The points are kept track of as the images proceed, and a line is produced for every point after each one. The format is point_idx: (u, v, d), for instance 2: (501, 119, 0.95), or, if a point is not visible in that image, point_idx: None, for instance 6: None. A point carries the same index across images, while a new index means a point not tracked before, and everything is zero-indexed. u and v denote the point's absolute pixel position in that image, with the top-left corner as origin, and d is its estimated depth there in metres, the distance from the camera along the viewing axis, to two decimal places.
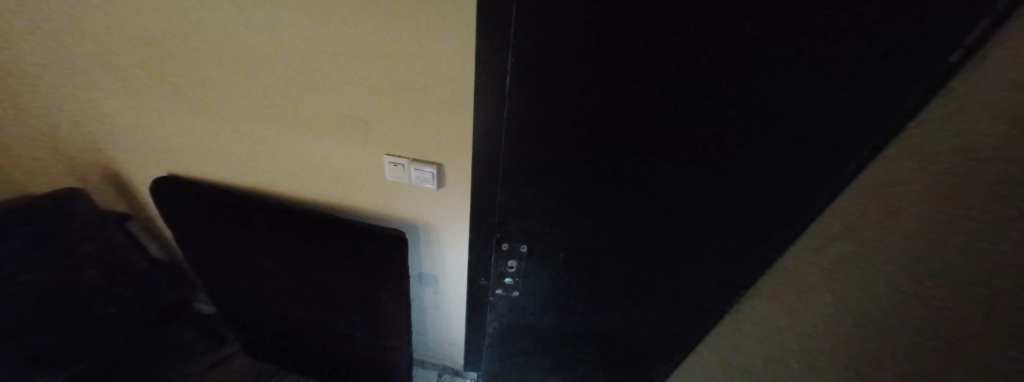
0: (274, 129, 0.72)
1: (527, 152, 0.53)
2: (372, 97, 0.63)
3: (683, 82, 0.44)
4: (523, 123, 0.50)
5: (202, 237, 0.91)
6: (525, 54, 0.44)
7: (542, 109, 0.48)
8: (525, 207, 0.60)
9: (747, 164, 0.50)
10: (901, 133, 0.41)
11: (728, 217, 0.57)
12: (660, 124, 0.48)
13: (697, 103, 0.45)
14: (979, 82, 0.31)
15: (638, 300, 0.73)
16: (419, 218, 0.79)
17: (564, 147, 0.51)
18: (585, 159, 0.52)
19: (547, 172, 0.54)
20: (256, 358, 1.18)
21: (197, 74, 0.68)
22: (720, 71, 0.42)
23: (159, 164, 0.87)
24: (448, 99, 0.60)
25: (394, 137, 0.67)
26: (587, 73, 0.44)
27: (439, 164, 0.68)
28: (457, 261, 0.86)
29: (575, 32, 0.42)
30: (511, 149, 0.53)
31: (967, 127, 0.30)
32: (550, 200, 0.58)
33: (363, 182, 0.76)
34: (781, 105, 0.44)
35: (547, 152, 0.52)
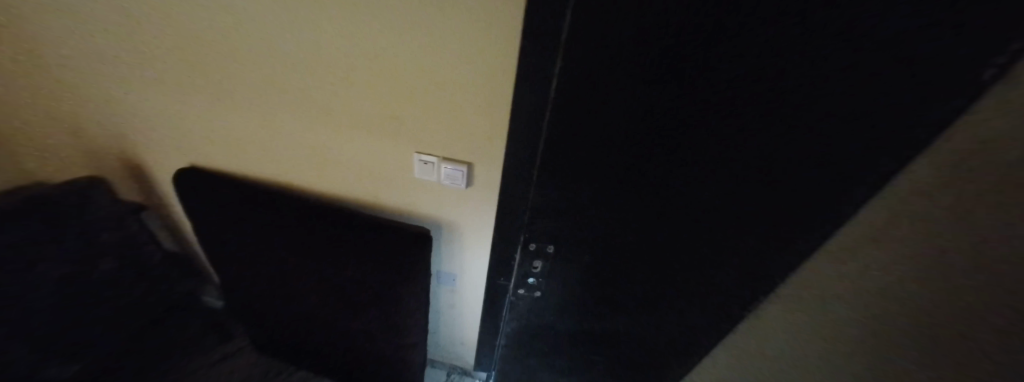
0: (303, 124, 0.73)
1: (558, 154, 0.54)
2: (405, 95, 0.64)
3: (715, 106, 0.45)
4: (557, 124, 0.51)
5: (222, 229, 0.91)
6: (569, 58, 0.45)
7: (575, 112, 0.49)
8: (555, 209, 0.60)
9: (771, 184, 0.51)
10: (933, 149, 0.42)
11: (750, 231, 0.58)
12: (690, 132, 0.48)
13: (727, 125, 0.46)
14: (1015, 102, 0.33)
15: (659, 305, 0.74)
16: (443, 217, 0.80)
17: (594, 150, 0.52)
18: (612, 162, 0.53)
19: (575, 174, 0.55)
20: (265, 353, 1.18)
21: (232, 69, 0.69)
22: (752, 98, 0.43)
23: (183, 155, 0.87)
24: (484, 100, 0.61)
25: (426, 136, 0.68)
26: (621, 77, 0.45)
27: (469, 164, 0.69)
28: (477, 261, 0.86)
29: (615, 53, 0.43)
30: (545, 150, 0.54)
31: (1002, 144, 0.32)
32: (577, 202, 0.59)
33: (388, 179, 0.77)
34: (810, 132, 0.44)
35: (576, 154, 0.53)
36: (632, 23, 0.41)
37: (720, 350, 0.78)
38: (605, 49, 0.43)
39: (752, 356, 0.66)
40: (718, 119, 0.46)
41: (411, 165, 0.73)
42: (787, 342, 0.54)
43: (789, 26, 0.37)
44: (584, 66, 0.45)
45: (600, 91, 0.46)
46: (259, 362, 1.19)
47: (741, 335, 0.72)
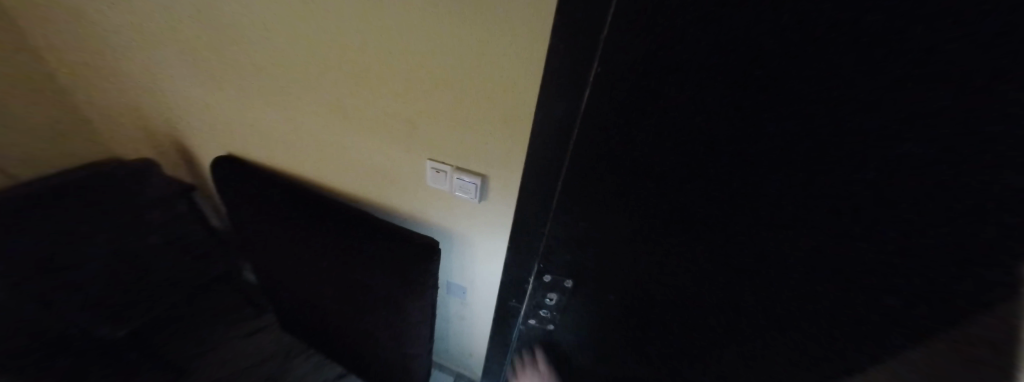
0: (322, 120, 0.71)
1: (585, 179, 0.45)
2: (421, 96, 0.58)
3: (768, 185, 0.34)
4: (588, 144, 0.42)
5: (251, 216, 0.94)
6: (610, 61, 0.36)
7: (608, 133, 0.39)
8: (575, 239, 0.52)
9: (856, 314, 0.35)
10: None
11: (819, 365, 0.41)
12: (771, 182, 0.34)
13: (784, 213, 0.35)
14: None
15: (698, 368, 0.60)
16: (455, 228, 0.74)
17: (628, 182, 0.41)
18: (652, 201, 0.41)
19: (603, 205, 0.45)
20: (288, 333, 1.24)
21: (257, 62, 0.68)
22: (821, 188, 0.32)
23: (221, 143, 0.91)
24: (504, 106, 0.53)
25: (441, 143, 0.62)
26: (674, 95, 0.34)
27: (483, 176, 0.62)
28: (489, 276, 0.80)
29: (667, 61, 0.33)
30: (572, 170, 0.45)
31: None
32: (604, 238, 0.49)
33: (402, 183, 0.73)
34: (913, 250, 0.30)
35: (605, 183, 0.43)
36: (693, 36, 0.31)
37: None
38: (655, 55, 0.33)
39: None
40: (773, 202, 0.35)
41: (424, 171, 0.68)
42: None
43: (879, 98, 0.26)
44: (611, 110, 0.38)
45: (642, 109, 0.36)
46: (284, 341, 1.26)
47: None
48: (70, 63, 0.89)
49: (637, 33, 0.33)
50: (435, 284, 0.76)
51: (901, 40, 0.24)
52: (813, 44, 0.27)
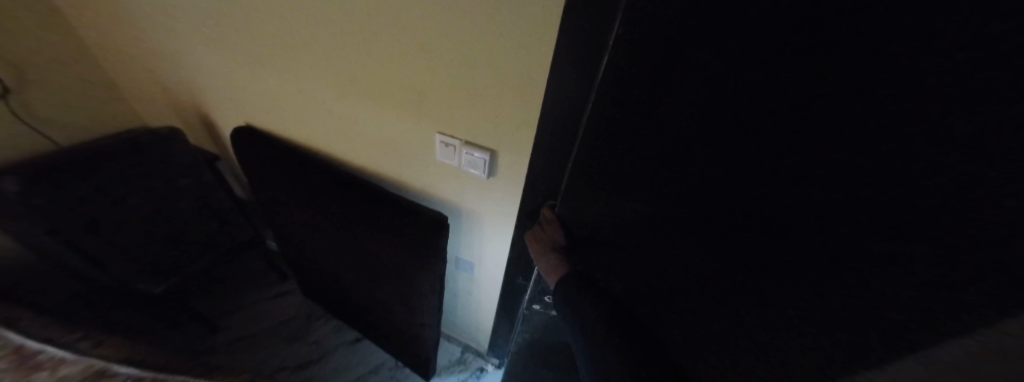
0: (336, 91, 0.70)
1: (600, 154, 0.49)
2: (433, 66, 0.55)
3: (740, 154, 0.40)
4: (604, 121, 0.46)
5: (270, 186, 0.97)
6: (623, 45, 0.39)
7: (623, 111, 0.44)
8: (585, 210, 0.57)
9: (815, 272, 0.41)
10: None
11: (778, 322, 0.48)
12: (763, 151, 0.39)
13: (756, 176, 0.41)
14: None
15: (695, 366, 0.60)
16: (464, 204, 0.74)
17: (636, 154, 0.47)
18: (658, 170, 0.47)
19: (614, 177, 0.50)
20: (308, 298, 1.32)
21: (268, 29, 0.67)
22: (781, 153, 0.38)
23: (240, 113, 0.93)
24: (517, 77, 0.50)
25: (450, 116, 0.60)
26: (675, 81, 0.39)
27: (492, 152, 0.60)
28: (497, 253, 0.80)
29: (671, 48, 0.37)
30: (587, 147, 0.49)
31: None
32: (613, 207, 0.54)
33: (414, 158, 0.73)
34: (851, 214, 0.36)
35: (619, 157, 0.48)
36: (693, 30, 0.35)
37: None
38: (664, 42, 0.37)
39: None
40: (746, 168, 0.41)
41: (435, 146, 0.66)
42: None
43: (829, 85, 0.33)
44: (625, 82, 0.41)
45: (650, 91, 0.41)
46: (304, 304, 1.34)
47: None
48: (92, 27, 0.89)
49: (647, 24, 0.36)
50: (444, 258, 0.77)
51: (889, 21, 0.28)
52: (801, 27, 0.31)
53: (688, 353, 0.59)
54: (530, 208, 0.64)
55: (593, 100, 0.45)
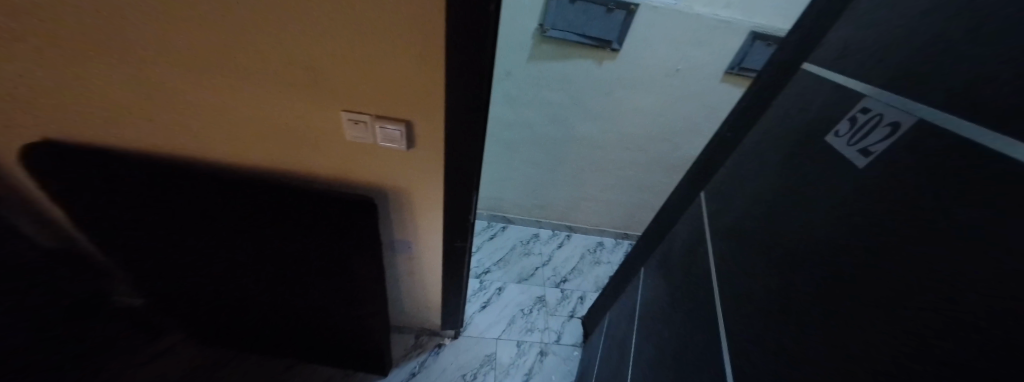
0: (191, 78, 0.56)
1: (840, 189, 0.41)
2: (320, 36, 0.50)
3: (842, 122, 0.44)
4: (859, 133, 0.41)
5: (119, 214, 0.76)
6: (907, 44, 0.38)
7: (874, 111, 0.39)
8: (777, 239, 0.50)
9: (813, 246, 0.42)
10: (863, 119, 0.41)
11: (746, 282, 0.56)
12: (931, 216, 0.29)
13: (861, 162, 0.39)
14: (866, 60, 0.44)
15: (672, 329, 0.76)
16: (388, 182, 0.73)
17: (851, 171, 0.40)
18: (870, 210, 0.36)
19: (829, 211, 0.41)
20: (208, 345, 1.13)
21: (42, 6, 0.47)
22: (880, 126, 0.38)
23: (22, 130, 0.65)
24: (418, 43, 0.50)
25: (352, 91, 0.57)
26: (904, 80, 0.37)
27: (407, 122, 0.61)
28: (430, 225, 0.83)
29: (924, 47, 0.35)
30: (842, 193, 0.40)
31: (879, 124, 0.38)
32: (808, 245, 0.43)
33: (318, 145, 0.66)
34: (854, 198, 0.38)
35: (841, 189, 0.41)
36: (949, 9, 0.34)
37: (665, 279, 0.89)
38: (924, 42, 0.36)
39: (688, 283, 0.77)
40: (846, 141, 0.43)
41: (342, 125, 0.62)
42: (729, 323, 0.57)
43: (879, 73, 0.41)
44: (897, 72, 0.38)
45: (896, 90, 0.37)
46: (204, 354, 1.14)
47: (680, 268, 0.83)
48: None
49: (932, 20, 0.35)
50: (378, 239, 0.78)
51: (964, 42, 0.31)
52: (957, 36, 0.32)
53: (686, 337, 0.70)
54: (456, 173, 0.69)
55: (847, 119, 0.43)
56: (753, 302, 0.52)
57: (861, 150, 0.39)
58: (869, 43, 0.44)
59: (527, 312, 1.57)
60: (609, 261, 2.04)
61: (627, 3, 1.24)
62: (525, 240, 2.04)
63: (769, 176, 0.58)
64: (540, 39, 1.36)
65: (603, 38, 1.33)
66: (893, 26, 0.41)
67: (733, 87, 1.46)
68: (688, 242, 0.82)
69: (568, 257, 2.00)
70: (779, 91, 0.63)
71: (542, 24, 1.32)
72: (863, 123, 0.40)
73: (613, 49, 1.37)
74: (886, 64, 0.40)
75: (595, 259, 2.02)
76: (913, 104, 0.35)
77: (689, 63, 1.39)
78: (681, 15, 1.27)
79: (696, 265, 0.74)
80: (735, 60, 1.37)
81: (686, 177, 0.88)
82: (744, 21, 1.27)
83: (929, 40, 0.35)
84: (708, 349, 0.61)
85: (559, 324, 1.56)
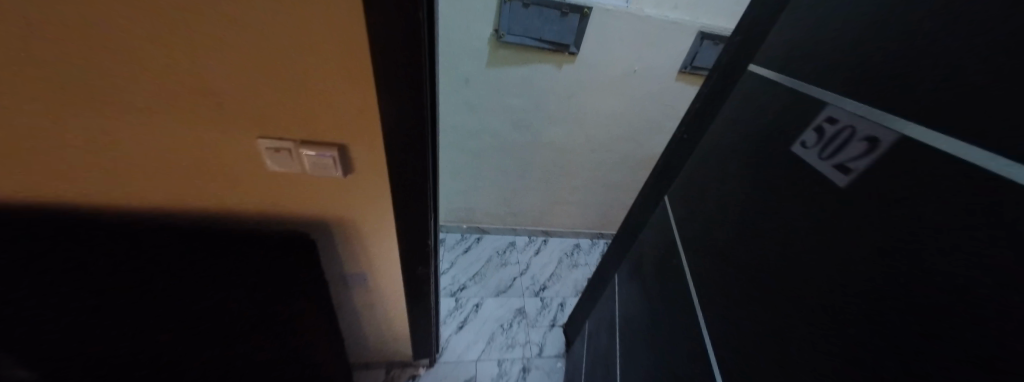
0: (49, 112, 0.44)
1: (813, 198, 0.39)
2: (211, 54, 0.42)
3: (807, 133, 0.42)
4: (832, 143, 0.38)
5: None
6: (855, 46, 0.37)
7: (843, 121, 0.37)
8: (748, 249, 0.49)
9: (793, 259, 0.40)
10: (829, 128, 0.38)
11: (720, 292, 0.54)
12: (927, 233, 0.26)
13: (841, 180, 0.36)
14: (813, 63, 0.43)
15: (654, 341, 0.73)
16: (327, 214, 0.64)
17: (821, 179, 0.38)
18: (852, 220, 0.34)
19: (804, 220, 0.40)
20: None
21: None
22: (854, 141, 0.35)
23: None
24: (341, 61, 0.44)
25: (266, 115, 0.49)
26: (860, 83, 0.35)
27: (340, 147, 0.53)
28: (385, 256, 0.75)
29: (876, 50, 0.34)
30: (814, 202, 0.39)
31: (847, 134, 0.36)
32: (787, 255, 0.41)
33: (233, 179, 0.57)
34: (834, 211, 0.36)
35: (812, 198, 0.39)
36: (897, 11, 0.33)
37: (639, 285, 0.87)
38: (876, 44, 0.35)
39: (663, 293, 0.74)
40: (818, 153, 0.40)
41: (260, 154, 0.53)
42: (710, 337, 0.54)
43: (827, 76, 0.40)
44: (850, 75, 0.37)
45: (852, 94, 0.36)
46: None
47: (652, 273, 0.81)
48: None
49: (881, 24, 0.35)
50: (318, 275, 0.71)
51: (921, 46, 0.30)
52: (913, 39, 0.31)
53: (667, 353, 0.66)
54: (406, 197, 0.63)
55: (812, 128, 0.41)
56: (730, 316, 0.50)
57: (838, 166, 0.36)
58: (813, 46, 0.44)
59: (507, 326, 1.52)
60: (586, 262, 2.03)
61: (581, 7, 1.23)
62: (500, 250, 1.98)
63: (729, 177, 0.57)
64: (496, 45, 1.32)
65: (560, 42, 1.32)
66: (834, 25, 0.41)
67: (687, 86, 1.51)
68: (659, 245, 0.80)
69: (546, 263, 1.96)
70: (730, 91, 0.63)
71: (497, 30, 1.28)
72: (833, 135, 0.38)
73: (571, 52, 1.36)
74: (836, 67, 0.39)
75: (572, 263, 2.01)
76: (887, 117, 0.32)
77: (645, 64, 1.41)
78: (633, 17, 1.28)
79: (671, 273, 0.72)
80: (687, 59, 1.41)
81: (650, 178, 0.87)
82: (692, 22, 1.31)
83: (882, 44, 0.34)
84: (691, 368, 0.57)
85: (541, 335, 1.51)
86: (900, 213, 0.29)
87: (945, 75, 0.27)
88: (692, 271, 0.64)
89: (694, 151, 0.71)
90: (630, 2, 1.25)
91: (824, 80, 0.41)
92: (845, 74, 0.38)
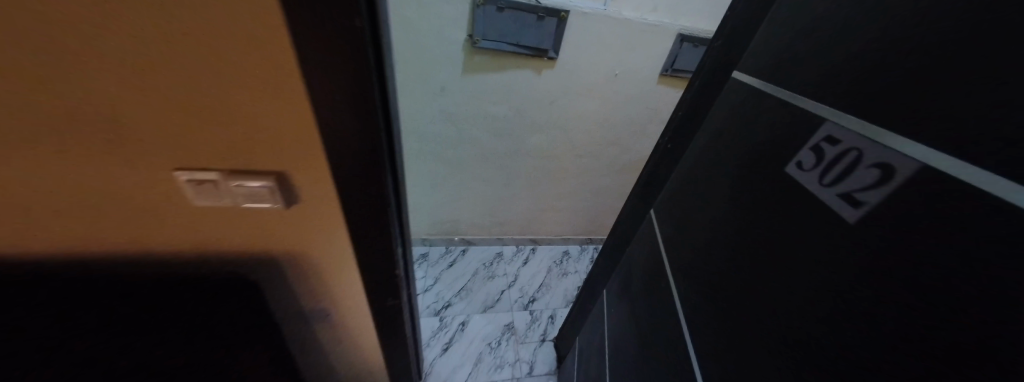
0: None
1: (812, 225, 0.34)
2: (92, 73, 0.34)
3: (805, 152, 0.37)
4: (835, 168, 0.32)
5: None
6: (853, 52, 0.33)
7: (845, 141, 0.32)
8: (743, 274, 0.44)
9: (795, 293, 0.35)
10: (829, 149, 0.33)
11: (714, 320, 0.49)
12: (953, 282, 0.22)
13: (851, 214, 0.30)
14: (806, 71, 0.39)
15: (645, 367, 0.68)
16: (275, 249, 0.56)
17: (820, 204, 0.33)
18: (859, 254, 0.29)
19: (804, 249, 0.35)
20: None
21: None
22: (861, 167, 0.29)
23: None
24: (260, 81, 0.36)
25: (180, 146, 0.41)
26: (859, 95, 0.31)
27: (279, 175, 0.46)
28: (348, 289, 0.67)
29: (877, 58, 0.30)
30: (814, 230, 0.34)
31: (851, 158, 0.31)
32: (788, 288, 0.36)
33: (152, 218, 0.48)
34: (833, 238, 0.31)
35: (811, 223, 0.34)
36: (899, 14, 0.29)
37: (628, 302, 0.83)
38: (876, 51, 0.30)
39: (653, 315, 0.69)
40: (818, 177, 0.34)
41: (179, 188, 0.45)
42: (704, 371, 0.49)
43: (821, 85, 0.36)
44: (847, 85, 0.33)
45: (850, 107, 0.32)
46: None
47: (641, 292, 0.76)
48: None
49: (881, 28, 0.30)
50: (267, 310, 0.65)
51: (931, 51, 0.25)
52: (918, 44, 0.26)
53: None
54: (364, 227, 0.55)
55: (810, 146, 0.36)
56: (727, 350, 0.45)
57: (843, 195, 0.31)
58: (806, 51, 0.39)
59: (495, 345, 1.45)
60: (576, 270, 1.98)
61: (557, 11, 1.19)
62: (487, 262, 1.91)
63: (720, 192, 0.52)
64: (471, 51, 1.26)
65: (538, 47, 1.27)
66: (830, 28, 0.36)
67: (669, 89, 1.48)
68: (647, 262, 0.75)
69: (535, 273, 1.90)
70: (715, 98, 0.59)
71: (471, 35, 1.22)
72: (834, 158, 0.33)
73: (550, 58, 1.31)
74: (832, 76, 0.35)
75: (562, 271, 1.95)
76: (897, 140, 0.27)
77: (625, 68, 1.38)
78: (612, 20, 1.24)
79: (659, 293, 0.68)
80: (668, 62, 1.38)
81: (636, 189, 0.83)
82: (671, 24, 1.29)
83: (883, 51, 0.29)
84: None
85: (531, 352, 1.45)
86: (910, 248, 0.25)
87: (957, 86, 0.23)
88: (682, 293, 0.59)
89: (681, 162, 0.66)
90: (607, 5, 1.22)
91: (819, 90, 0.36)
92: (842, 84, 0.33)
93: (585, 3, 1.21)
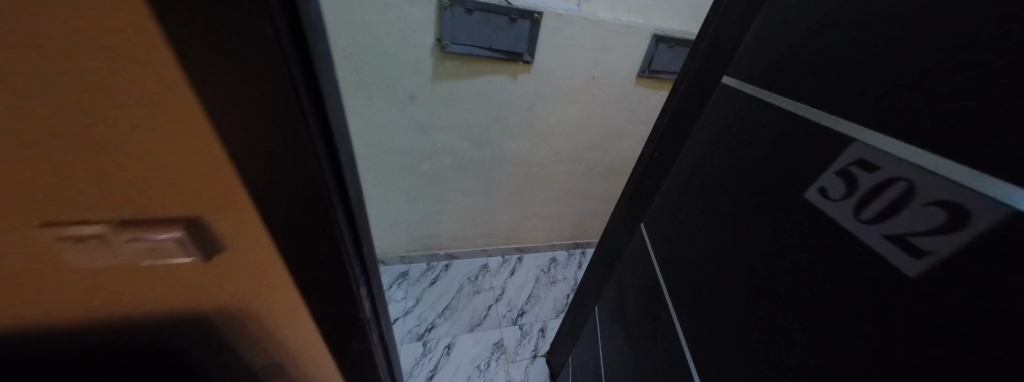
0: None
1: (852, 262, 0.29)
2: None
3: (828, 178, 0.32)
4: (879, 203, 0.27)
5: None
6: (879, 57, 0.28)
7: (886, 169, 0.27)
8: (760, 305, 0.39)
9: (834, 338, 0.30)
10: (866, 177, 0.29)
11: (727, 354, 0.43)
12: None
13: (911, 266, 0.25)
14: (815, 77, 0.34)
15: None
16: (207, 305, 0.47)
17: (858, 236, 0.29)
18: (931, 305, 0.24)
19: (842, 287, 0.30)
20: None
21: None
22: (916, 205, 0.25)
23: None
24: (154, 109, 0.28)
25: (50, 194, 0.31)
26: (897, 108, 0.26)
27: (194, 222, 0.36)
28: (307, 338, 0.58)
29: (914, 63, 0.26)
30: (854, 268, 0.29)
31: (897, 189, 0.26)
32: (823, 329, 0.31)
33: (25, 282, 0.37)
34: (885, 279, 0.26)
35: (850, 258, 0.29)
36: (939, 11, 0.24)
37: (622, 321, 0.77)
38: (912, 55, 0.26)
39: (650, 338, 0.64)
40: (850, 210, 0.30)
41: (55, 246, 0.34)
42: None
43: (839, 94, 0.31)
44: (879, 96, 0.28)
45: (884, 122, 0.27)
46: None
47: (635, 312, 0.71)
48: None
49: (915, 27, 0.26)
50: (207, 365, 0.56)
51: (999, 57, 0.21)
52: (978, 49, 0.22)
53: None
54: (319, 273, 0.47)
55: (835, 170, 0.31)
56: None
57: (891, 237, 0.26)
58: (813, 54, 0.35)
59: (484, 367, 1.37)
60: (564, 277, 1.93)
61: (530, 12, 1.14)
62: (472, 276, 1.83)
63: (721, 209, 0.47)
64: (440, 56, 1.18)
65: (512, 50, 1.21)
66: (846, 24, 0.32)
67: (647, 90, 1.46)
68: (641, 279, 0.70)
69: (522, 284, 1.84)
70: (703, 105, 0.54)
71: (440, 39, 1.14)
72: (876, 189, 0.28)
73: (526, 62, 1.25)
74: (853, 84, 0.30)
75: (550, 279, 1.89)
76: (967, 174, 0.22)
77: (602, 70, 1.35)
78: (587, 22, 1.20)
79: (656, 315, 0.62)
80: (645, 63, 1.36)
81: (623, 200, 0.78)
82: (646, 25, 1.26)
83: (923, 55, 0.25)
84: None
85: (522, 371, 1.38)
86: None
87: None
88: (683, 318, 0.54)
89: (670, 173, 0.61)
90: (582, 6, 1.18)
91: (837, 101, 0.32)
92: (870, 93, 0.29)
93: (559, 4, 1.16)
